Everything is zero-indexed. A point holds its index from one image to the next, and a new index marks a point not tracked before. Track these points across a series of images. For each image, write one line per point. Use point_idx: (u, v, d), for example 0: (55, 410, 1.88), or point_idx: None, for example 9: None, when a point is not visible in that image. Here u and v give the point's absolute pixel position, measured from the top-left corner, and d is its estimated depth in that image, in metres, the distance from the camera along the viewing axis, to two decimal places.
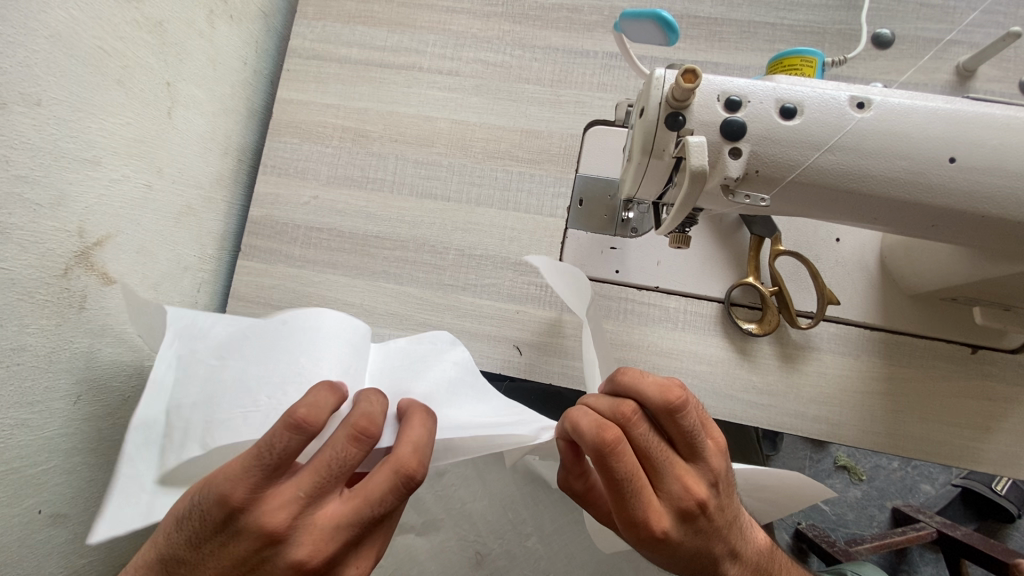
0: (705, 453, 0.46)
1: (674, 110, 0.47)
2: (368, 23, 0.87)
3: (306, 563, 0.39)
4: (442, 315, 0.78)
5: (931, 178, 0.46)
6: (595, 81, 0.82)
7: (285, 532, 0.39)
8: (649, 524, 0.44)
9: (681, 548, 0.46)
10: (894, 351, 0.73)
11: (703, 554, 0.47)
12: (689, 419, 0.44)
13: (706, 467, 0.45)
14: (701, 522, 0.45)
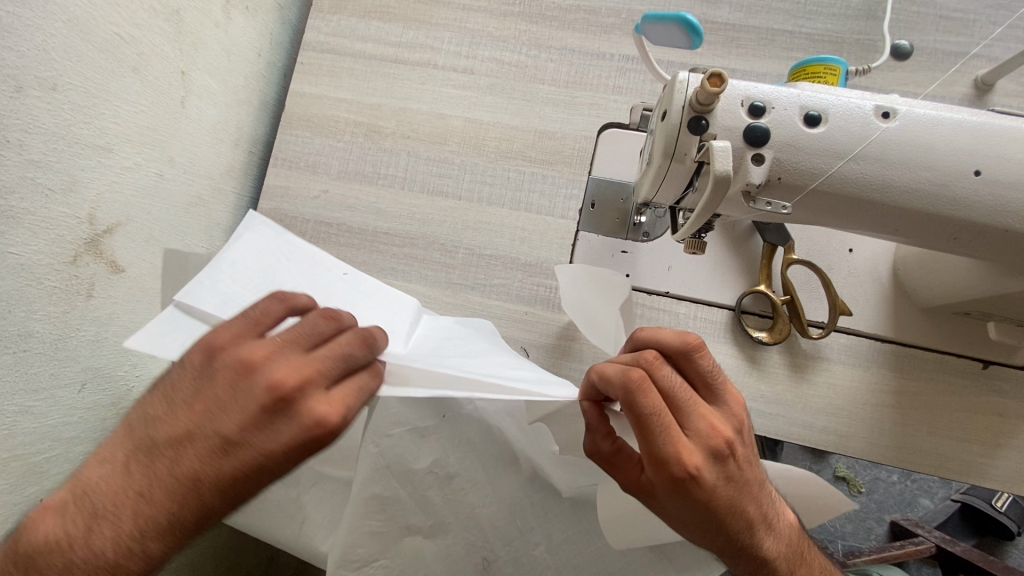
0: (724, 398, 0.48)
1: (697, 114, 0.46)
2: (384, 19, 0.87)
3: (281, 380, 0.41)
4: (450, 313, 0.78)
5: (956, 191, 0.45)
6: (611, 83, 0.82)
7: (260, 361, 0.42)
8: (685, 462, 0.43)
9: (715, 499, 0.45)
10: (905, 364, 0.73)
11: (737, 512, 0.46)
12: (706, 360, 0.47)
13: (728, 412, 0.47)
14: (731, 465, 0.45)
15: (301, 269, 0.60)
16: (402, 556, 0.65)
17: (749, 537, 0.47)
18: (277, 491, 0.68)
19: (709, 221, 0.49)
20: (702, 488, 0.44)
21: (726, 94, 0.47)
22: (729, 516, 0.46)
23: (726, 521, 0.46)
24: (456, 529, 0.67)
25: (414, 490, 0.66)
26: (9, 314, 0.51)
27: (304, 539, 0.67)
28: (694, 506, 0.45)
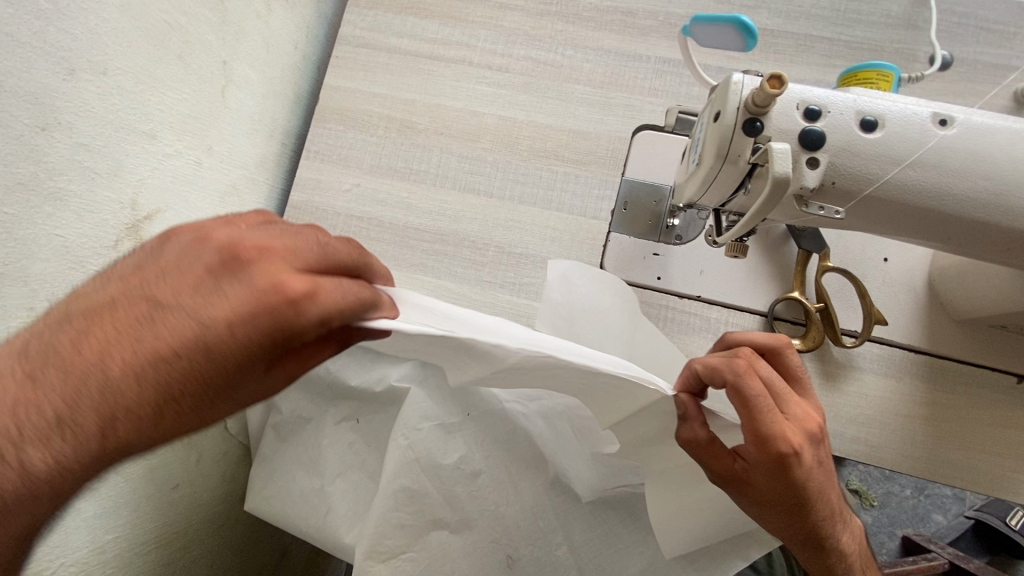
0: (805, 392, 0.56)
1: (753, 115, 0.46)
2: (421, 15, 0.87)
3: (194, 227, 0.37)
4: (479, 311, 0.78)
5: (1013, 201, 0.45)
6: (646, 85, 0.82)
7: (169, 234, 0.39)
8: (791, 440, 0.49)
9: (810, 476, 0.50)
10: (937, 376, 0.72)
11: (821, 494, 0.52)
12: (792, 357, 0.55)
13: (812, 404, 0.55)
14: (820, 448, 0.52)
15: None
16: (429, 553, 0.65)
17: (822, 522, 0.53)
18: (302, 480, 0.69)
19: (759, 223, 0.49)
20: (800, 466, 0.50)
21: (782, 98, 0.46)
22: (812, 498, 0.52)
23: (811, 502, 0.51)
24: (483, 527, 0.66)
25: (442, 486, 0.66)
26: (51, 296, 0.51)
27: (330, 532, 0.67)
28: (792, 485, 0.50)
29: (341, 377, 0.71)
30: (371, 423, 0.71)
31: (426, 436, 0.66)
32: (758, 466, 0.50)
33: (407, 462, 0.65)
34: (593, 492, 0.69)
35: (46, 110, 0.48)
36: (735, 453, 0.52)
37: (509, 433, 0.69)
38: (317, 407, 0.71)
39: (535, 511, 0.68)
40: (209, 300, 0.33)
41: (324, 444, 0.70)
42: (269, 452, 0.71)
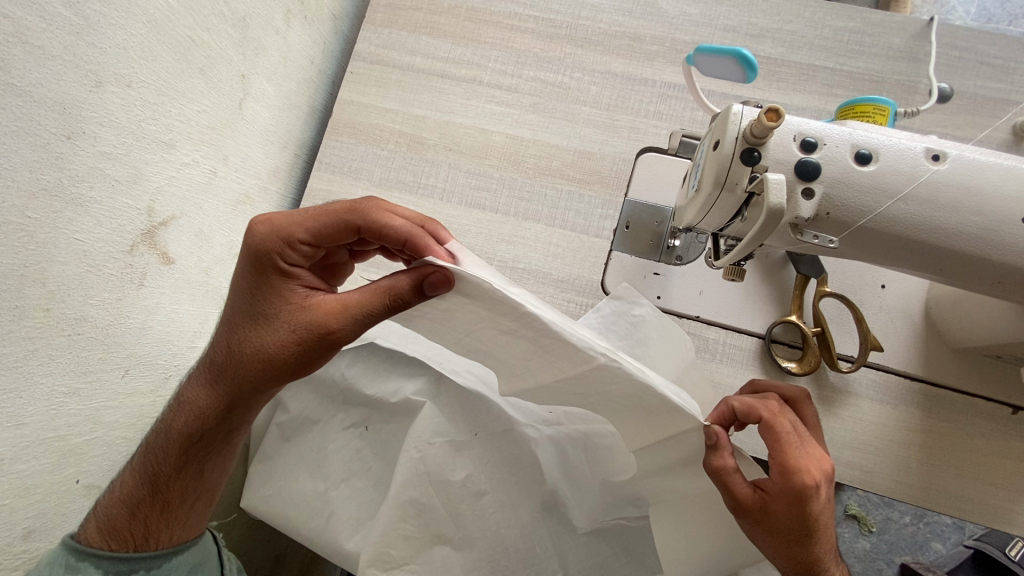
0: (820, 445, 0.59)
1: (751, 146, 0.48)
2: (434, 34, 0.90)
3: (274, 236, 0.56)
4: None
5: (1005, 236, 0.45)
6: (651, 109, 0.84)
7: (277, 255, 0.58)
8: (814, 474, 0.51)
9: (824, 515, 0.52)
10: (932, 403, 0.73)
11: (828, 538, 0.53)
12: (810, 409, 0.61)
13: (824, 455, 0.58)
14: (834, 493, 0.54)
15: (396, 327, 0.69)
16: (431, 564, 0.66)
17: (826, 565, 0.54)
18: (306, 483, 0.70)
19: (755, 249, 0.50)
20: (818, 502, 0.51)
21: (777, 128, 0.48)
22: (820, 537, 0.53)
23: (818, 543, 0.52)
24: (479, 539, 0.67)
25: (446, 499, 0.67)
26: (67, 297, 0.53)
27: (329, 538, 0.68)
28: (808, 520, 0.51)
29: (353, 385, 0.72)
30: (380, 431, 0.72)
31: (437, 451, 0.68)
32: (780, 496, 0.51)
33: (415, 474, 0.67)
34: (589, 523, 0.69)
35: (72, 120, 0.51)
36: (757, 485, 0.53)
37: (509, 447, 0.70)
38: (326, 412, 0.73)
39: (531, 525, 0.69)
40: (268, 220, 0.55)
41: (330, 449, 0.72)
42: (272, 451, 0.72)
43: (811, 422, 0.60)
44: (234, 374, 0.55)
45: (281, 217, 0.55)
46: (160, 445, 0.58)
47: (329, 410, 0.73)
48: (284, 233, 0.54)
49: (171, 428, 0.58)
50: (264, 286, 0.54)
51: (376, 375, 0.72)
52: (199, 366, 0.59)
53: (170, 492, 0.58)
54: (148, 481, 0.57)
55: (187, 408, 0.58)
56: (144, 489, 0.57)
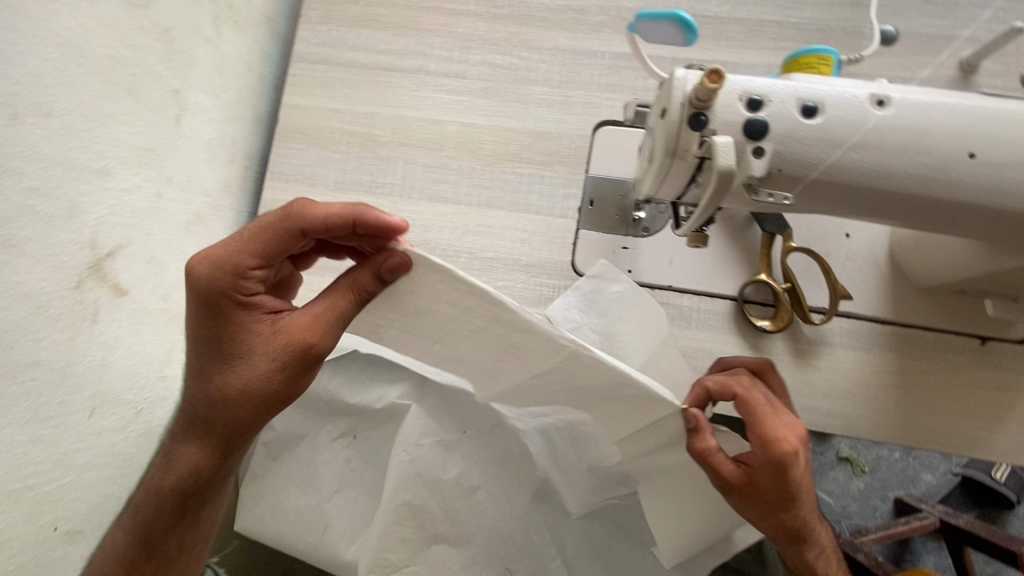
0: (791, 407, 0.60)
1: (697, 110, 0.47)
2: (373, 27, 0.87)
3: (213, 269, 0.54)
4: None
5: (953, 174, 0.46)
6: (603, 81, 0.82)
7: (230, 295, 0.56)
8: (791, 442, 0.52)
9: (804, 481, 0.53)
10: (905, 344, 0.74)
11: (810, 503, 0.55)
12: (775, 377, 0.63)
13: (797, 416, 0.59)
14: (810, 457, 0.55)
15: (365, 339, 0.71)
16: (431, 563, 0.67)
17: (809, 527, 0.55)
18: (298, 499, 0.69)
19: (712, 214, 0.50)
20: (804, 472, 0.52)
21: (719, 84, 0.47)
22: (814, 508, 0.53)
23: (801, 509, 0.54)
24: (476, 532, 0.68)
25: (440, 498, 0.67)
26: (12, 344, 0.50)
27: (328, 548, 0.68)
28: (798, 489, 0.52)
29: (336, 395, 0.71)
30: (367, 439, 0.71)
31: (427, 452, 0.68)
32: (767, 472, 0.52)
33: (407, 478, 0.66)
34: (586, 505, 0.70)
35: None
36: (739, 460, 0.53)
37: (498, 439, 0.70)
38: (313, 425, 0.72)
39: (526, 511, 0.69)
40: (202, 257, 0.51)
41: (320, 461, 0.71)
42: (261, 470, 0.70)
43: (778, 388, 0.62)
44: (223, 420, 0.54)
45: (214, 251, 0.52)
46: (152, 506, 0.58)
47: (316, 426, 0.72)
48: (225, 265, 0.51)
49: (161, 487, 0.57)
50: (226, 322, 0.52)
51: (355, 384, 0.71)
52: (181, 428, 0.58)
53: (165, 550, 0.58)
54: (143, 541, 0.57)
55: (172, 464, 0.57)
56: (138, 546, 0.57)
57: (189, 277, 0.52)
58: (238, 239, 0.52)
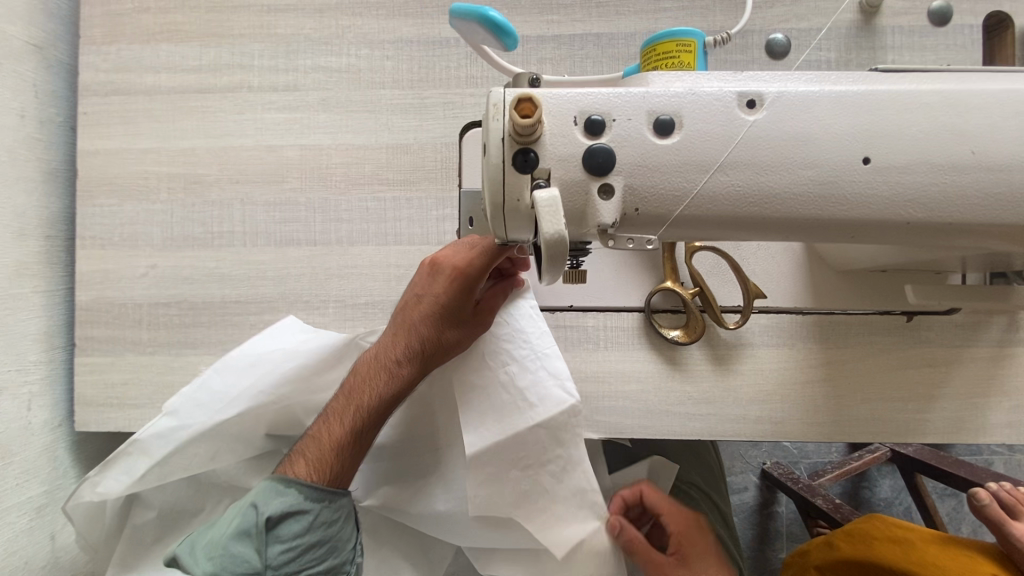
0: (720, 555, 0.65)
1: (521, 147, 0.36)
2: (174, 40, 0.70)
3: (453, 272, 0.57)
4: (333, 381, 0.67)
5: (846, 187, 0.36)
6: (462, 74, 0.69)
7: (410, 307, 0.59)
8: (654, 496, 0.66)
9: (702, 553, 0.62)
10: (829, 333, 0.67)
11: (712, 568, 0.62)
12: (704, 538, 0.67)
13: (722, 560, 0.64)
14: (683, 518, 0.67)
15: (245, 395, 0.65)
16: None
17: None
18: None
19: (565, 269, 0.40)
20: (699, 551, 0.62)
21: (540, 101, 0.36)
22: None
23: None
24: None
25: None
26: None
27: None
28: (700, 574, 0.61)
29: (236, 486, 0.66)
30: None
31: None
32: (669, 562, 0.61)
33: None
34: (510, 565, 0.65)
35: None
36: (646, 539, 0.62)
37: None
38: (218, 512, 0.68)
39: None
40: (470, 258, 0.57)
41: None
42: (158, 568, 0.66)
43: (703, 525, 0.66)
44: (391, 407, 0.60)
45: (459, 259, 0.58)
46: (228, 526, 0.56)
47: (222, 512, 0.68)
48: (464, 270, 0.57)
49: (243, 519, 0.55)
50: (462, 326, 0.60)
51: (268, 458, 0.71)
52: (307, 456, 0.58)
53: None
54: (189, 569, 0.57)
55: (323, 438, 0.58)
56: None
57: (473, 264, 0.56)
58: (465, 252, 0.58)
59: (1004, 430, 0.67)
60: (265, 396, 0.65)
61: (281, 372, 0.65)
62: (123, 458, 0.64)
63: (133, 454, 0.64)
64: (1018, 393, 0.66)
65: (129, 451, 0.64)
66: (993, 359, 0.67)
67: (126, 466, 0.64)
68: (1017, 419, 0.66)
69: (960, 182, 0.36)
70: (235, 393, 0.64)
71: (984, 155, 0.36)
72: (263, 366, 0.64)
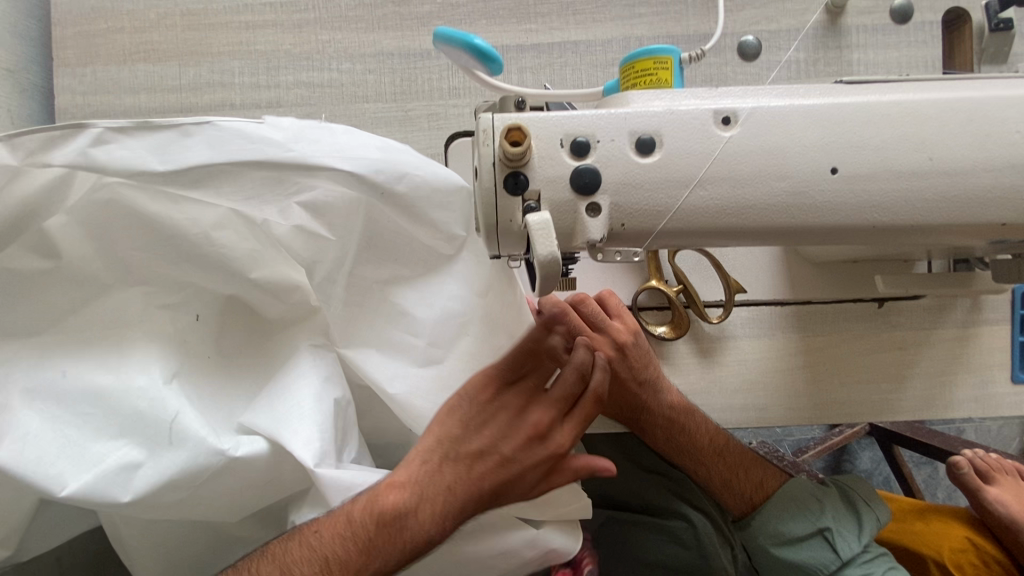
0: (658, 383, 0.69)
1: (512, 170, 0.37)
2: (152, 59, 0.70)
3: None
4: (367, 279, 0.58)
5: (817, 196, 0.39)
6: (444, 85, 0.69)
7: None
8: (602, 349, 0.65)
9: (656, 405, 0.70)
10: (807, 321, 0.71)
11: (658, 410, 0.70)
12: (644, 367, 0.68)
13: (658, 393, 0.69)
14: (620, 362, 0.66)
15: (321, 143, 0.49)
16: None
17: (674, 422, 0.70)
18: None
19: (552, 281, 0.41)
20: (654, 406, 0.70)
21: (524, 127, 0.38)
22: (686, 441, 0.71)
23: (674, 425, 0.70)
24: None
25: None
26: None
27: None
28: (646, 425, 0.71)
29: None
30: (242, 352, 0.58)
31: None
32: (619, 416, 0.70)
33: None
34: None
35: None
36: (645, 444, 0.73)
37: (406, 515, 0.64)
38: (167, 335, 0.54)
39: None
40: None
41: None
42: None
43: (644, 355, 0.68)
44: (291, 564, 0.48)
45: None
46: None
47: (140, 230, 0.51)
48: None
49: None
50: None
51: (230, 223, 0.51)
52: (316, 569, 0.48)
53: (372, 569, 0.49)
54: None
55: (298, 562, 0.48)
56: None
57: None
58: None
59: (969, 405, 0.71)
60: (350, 162, 0.49)
61: (368, 165, 0.50)
62: (165, 130, 0.46)
63: (188, 128, 0.46)
64: (981, 369, 0.71)
65: (184, 125, 0.46)
66: (958, 339, 0.71)
67: (162, 141, 0.46)
68: (981, 393, 0.71)
69: (920, 187, 0.39)
70: (319, 161, 0.48)
71: (941, 161, 0.39)
72: (347, 141, 0.50)
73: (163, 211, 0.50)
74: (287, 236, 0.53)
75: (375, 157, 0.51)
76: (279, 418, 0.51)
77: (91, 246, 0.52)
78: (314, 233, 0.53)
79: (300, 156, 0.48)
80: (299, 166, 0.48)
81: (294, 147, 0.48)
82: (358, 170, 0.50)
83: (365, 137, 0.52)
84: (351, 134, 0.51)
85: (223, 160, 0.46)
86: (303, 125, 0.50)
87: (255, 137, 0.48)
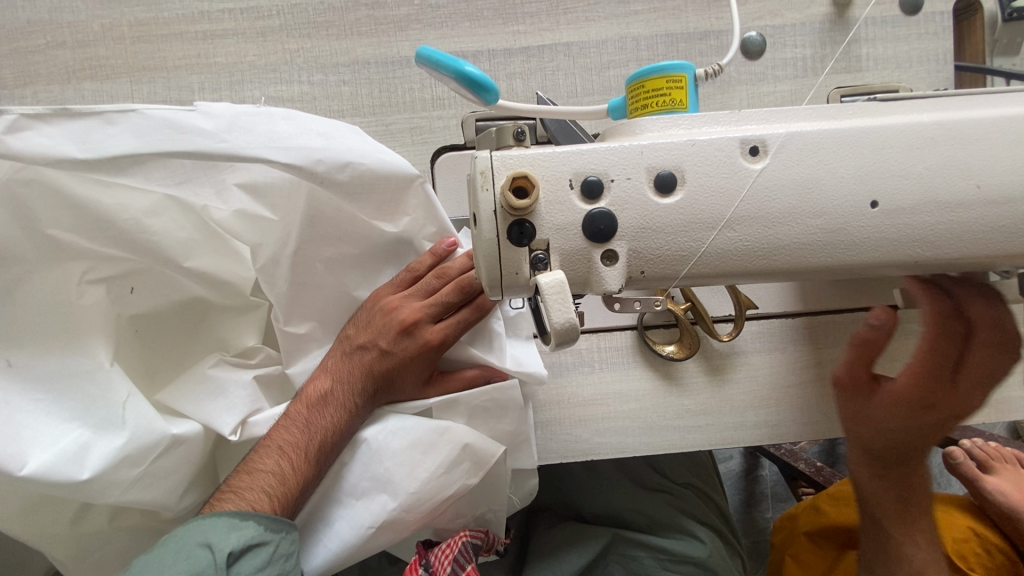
0: None
1: (516, 218, 0.33)
2: (100, 77, 0.63)
3: None
4: (314, 258, 0.54)
5: (856, 232, 0.35)
6: (427, 95, 0.64)
7: None
8: None
9: None
10: (819, 333, 0.67)
11: None
12: None
13: None
14: None
15: (252, 132, 0.47)
16: None
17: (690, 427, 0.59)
18: None
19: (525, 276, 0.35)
20: None
21: (530, 168, 0.33)
22: None
23: None
24: None
25: None
26: None
27: None
28: None
29: None
30: (170, 335, 0.57)
31: None
32: None
33: None
34: None
35: None
36: None
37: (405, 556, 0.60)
38: (104, 312, 0.52)
39: None
40: None
41: None
42: None
43: None
44: (268, 445, 0.51)
45: None
46: (289, 463, 0.50)
47: (60, 209, 0.48)
48: None
49: (289, 452, 0.50)
50: None
51: (165, 208, 0.51)
52: (279, 452, 0.50)
53: (323, 466, 0.52)
54: (303, 484, 0.50)
55: (273, 444, 0.51)
56: (294, 506, 0.50)
57: None
58: None
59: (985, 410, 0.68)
60: (287, 151, 0.47)
61: (306, 155, 0.48)
62: (87, 117, 0.43)
63: (111, 116, 0.44)
64: None
65: (107, 113, 0.43)
66: None
67: (83, 128, 0.43)
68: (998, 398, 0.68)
69: (965, 219, 0.35)
70: (252, 150, 0.46)
71: (988, 190, 0.35)
72: (289, 125, 0.48)
73: (92, 193, 0.48)
74: (228, 222, 0.52)
75: (314, 146, 0.49)
76: (202, 399, 0.54)
77: (14, 229, 0.48)
78: (257, 219, 0.52)
79: (231, 148, 0.46)
80: (228, 156, 0.46)
81: (227, 137, 0.46)
82: (293, 161, 0.47)
83: (303, 119, 0.50)
84: (287, 118, 0.49)
85: (148, 151, 0.44)
86: (239, 110, 0.48)
87: (182, 125, 0.45)
